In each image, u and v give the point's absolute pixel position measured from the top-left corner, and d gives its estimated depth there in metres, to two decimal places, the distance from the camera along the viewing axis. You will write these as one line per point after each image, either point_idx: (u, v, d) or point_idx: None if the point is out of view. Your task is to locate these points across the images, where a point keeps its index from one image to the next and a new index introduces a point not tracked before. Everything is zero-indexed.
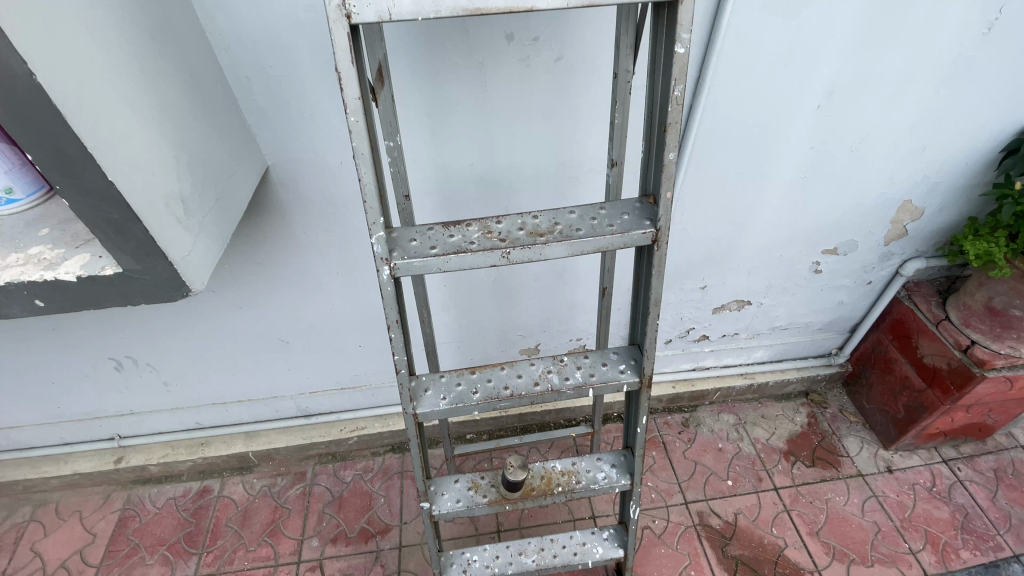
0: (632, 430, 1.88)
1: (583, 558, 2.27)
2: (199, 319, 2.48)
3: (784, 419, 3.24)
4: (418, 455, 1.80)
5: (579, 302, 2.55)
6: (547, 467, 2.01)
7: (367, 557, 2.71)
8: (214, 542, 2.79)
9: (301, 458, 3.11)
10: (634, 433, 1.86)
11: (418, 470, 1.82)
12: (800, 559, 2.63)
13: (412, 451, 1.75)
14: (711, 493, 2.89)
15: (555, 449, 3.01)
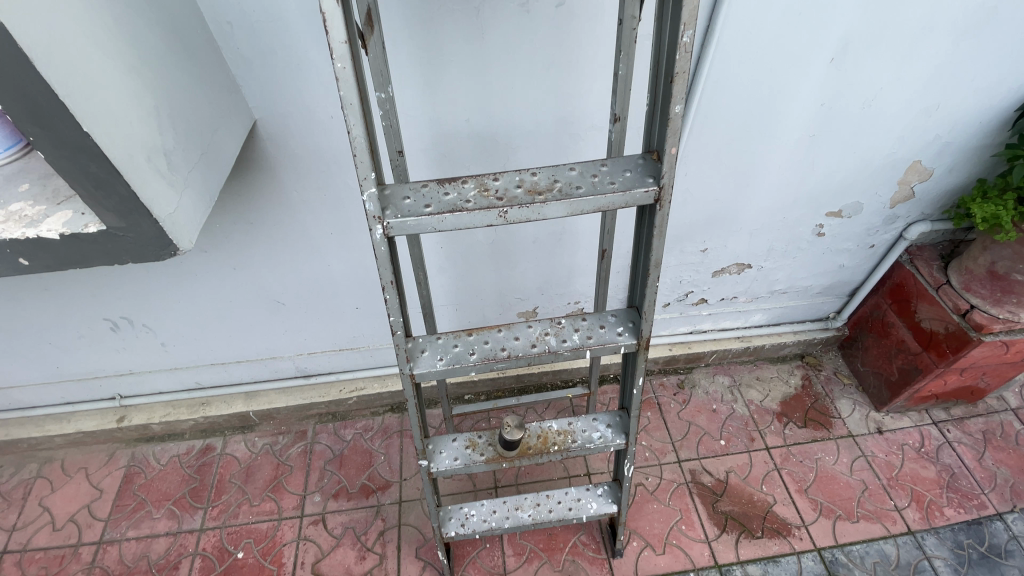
0: (629, 393, 1.88)
1: (578, 513, 2.33)
2: (192, 280, 2.45)
3: (778, 382, 3.28)
4: (417, 416, 1.82)
5: (578, 266, 2.52)
6: (543, 426, 2.04)
7: (368, 511, 2.79)
8: (218, 497, 2.86)
9: (301, 418, 3.16)
10: (630, 395, 1.87)
11: (418, 431, 1.83)
12: (788, 514, 2.71)
13: (410, 413, 1.75)
14: (704, 452, 2.95)
15: (552, 409, 3.05)
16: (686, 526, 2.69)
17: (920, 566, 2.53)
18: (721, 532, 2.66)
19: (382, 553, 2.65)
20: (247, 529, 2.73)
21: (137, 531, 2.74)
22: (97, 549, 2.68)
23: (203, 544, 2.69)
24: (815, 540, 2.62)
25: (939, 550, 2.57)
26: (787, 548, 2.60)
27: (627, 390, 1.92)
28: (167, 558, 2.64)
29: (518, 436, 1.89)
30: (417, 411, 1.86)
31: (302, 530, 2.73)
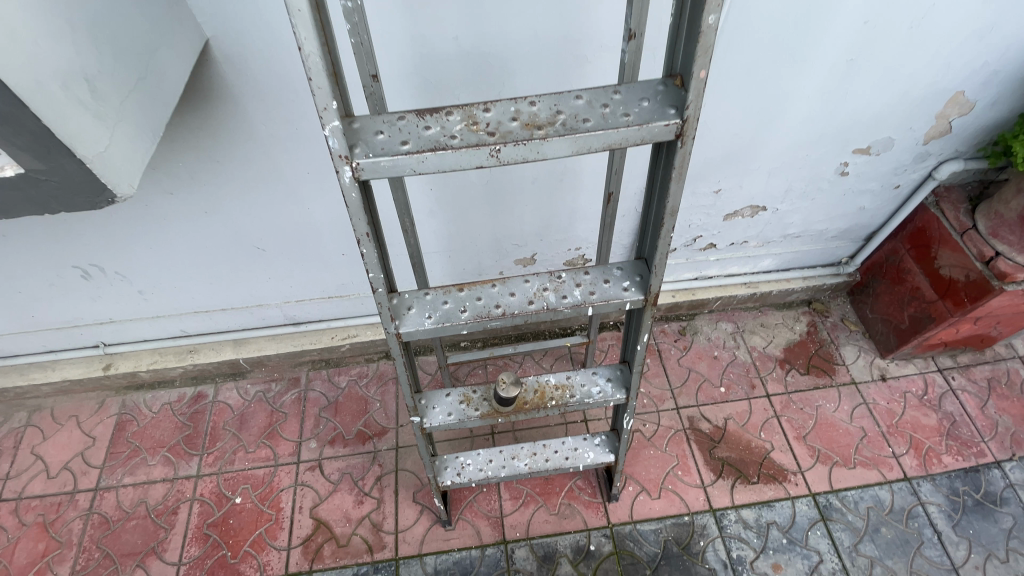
0: (632, 350, 1.76)
1: (575, 463, 2.29)
2: (160, 225, 2.26)
3: (783, 328, 3.18)
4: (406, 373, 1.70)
5: (579, 209, 2.32)
6: (540, 380, 1.91)
7: (364, 458, 2.78)
8: (213, 444, 2.84)
9: (293, 365, 3.09)
10: (634, 351, 1.75)
11: (408, 388, 1.73)
12: (785, 461, 2.71)
13: (398, 372, 1.63)
14: (703, 399, 2.90)
15: (549, 357, 2.97)
16: (683, 471, 2.69)
17: (913, 511, 2.55)
18: (716, 478, 2.66)
19: (379, 498, 2.66)
20: (243, 475, 2.74)
21: (133, 477, 2.75)
22: (94, 496, 2.70)
23: (201, 490, 2.70)
24: (810, 486, 2.63)
25: (934, 497, 2.59)
26: (782, 493, 2.61)
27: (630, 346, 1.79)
28: (165, 504, 2.66)
29: (515, 393, 1.78)
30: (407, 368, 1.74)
31: (299, 476, 2.73)
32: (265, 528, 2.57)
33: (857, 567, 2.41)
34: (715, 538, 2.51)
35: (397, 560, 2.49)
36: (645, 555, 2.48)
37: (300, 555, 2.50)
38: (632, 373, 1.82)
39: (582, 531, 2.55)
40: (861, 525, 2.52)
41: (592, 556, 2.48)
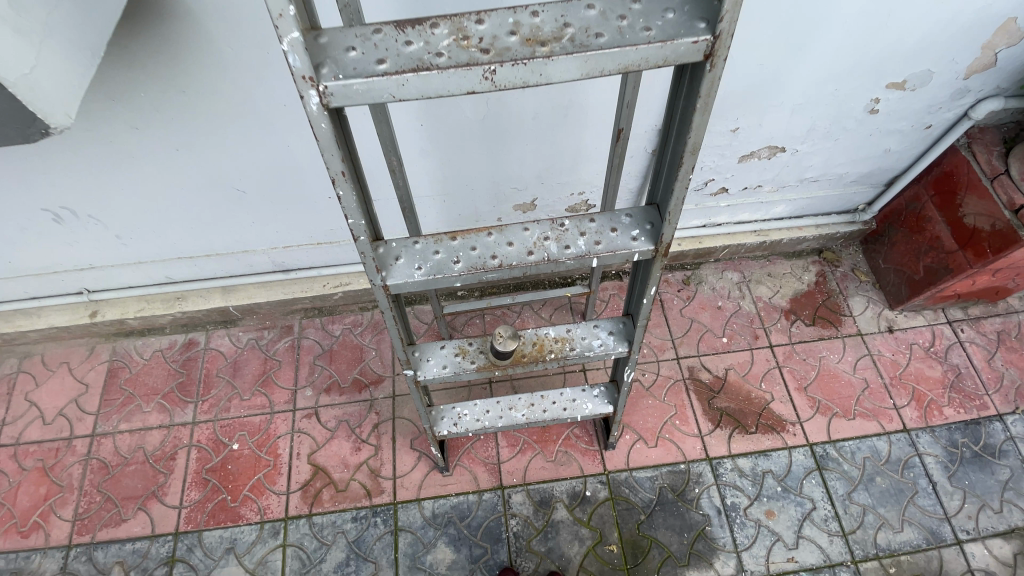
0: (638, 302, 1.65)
1: (573, 414, 2.21)
2: (130, 164, 2.09)
3: (791, 278, 3.07)
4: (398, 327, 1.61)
5: (584, 149, 2.14)
6: (539, 333, 1.80)
7: (361, 405, 2.75)
8: (207, 392, 2.81)
9: (285, 312, 3.00)
10: (639, 305, 1.64)
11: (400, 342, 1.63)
12: (784, 411, 2.68)
13: (388, 325, 1.54)
14: (705, 349, 2.84)
15: (548, 307, 2.88)
16: (680, 421, 2.65)
17: (910, 462, 2.57)
18: (715, 427, 2.63)
19: (377, 445, 2.65)
20: (240, 422, 2.72)
21: (129, 424, 2.74)
22: (91, 442, 2.70)
23: (198, 436, 2.69)
24: (808, 436, 2.62)
25: (932, 448, 2.60)
26: (780, 443, 2.60)
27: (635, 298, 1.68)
28: (163, 449, 2.66)
29: (513, 347, 1.69)
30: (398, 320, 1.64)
31: (296, 424, 2.71)
32: (263, 474, 2.59)
33: (850, 515, 2.44)
34: (710, 486, 2.51)
35: (396, 504, 2.52)
36: (640, 501, 2.49)
37: (299, 499, 2.52)
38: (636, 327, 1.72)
39: (578, 477, 2.55)
40: (856, 474, 2.54)
41: (588, 502, 2.50)
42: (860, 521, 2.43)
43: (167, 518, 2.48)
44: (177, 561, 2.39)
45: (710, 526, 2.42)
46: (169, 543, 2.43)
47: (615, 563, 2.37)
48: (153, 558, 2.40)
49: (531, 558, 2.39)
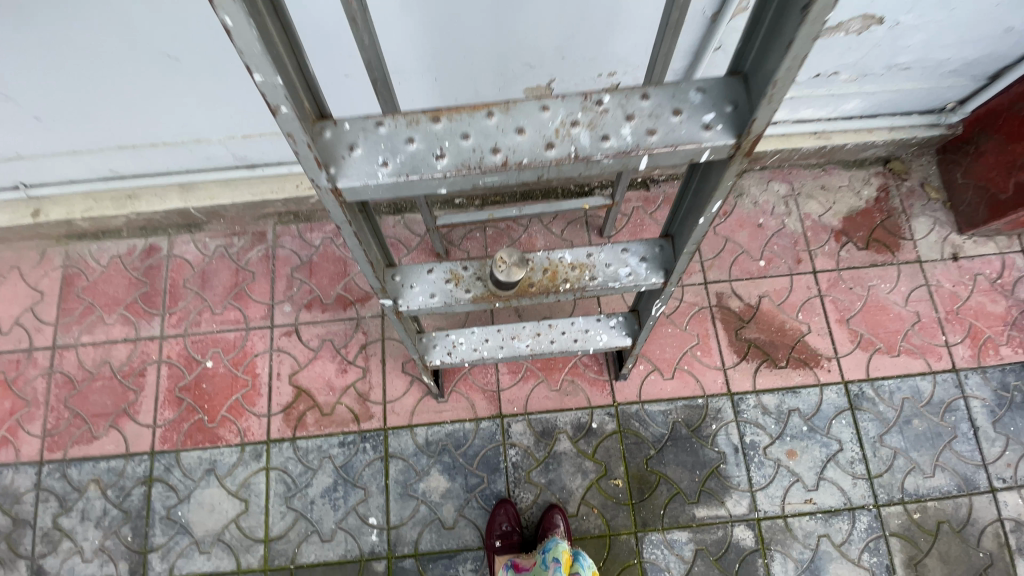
0: (687, 222, 1.25)
1: (584, 347, 1.89)
2: (18, 15, 1.58)
3: (847, 193, 2.62)
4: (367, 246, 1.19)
5: (623, 11, 1.60)
6: (551, 257, 1.41)
7: (346, 324, 2.45)
8: (175, 304, 2.52)
9: (257, 217, 2.61)
10: (688, 225, 1.24)
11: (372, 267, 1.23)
12: (821, 345, 2.38)
13: (351, 245, 1.13)
14: (738, 274, 2.47)
15: (560, 220, 2.47)
16: (702, 352, 2.36)
17: (952, 405, 2.32)
18: (741, 360, 2.35)
19: (365, 367, 2.38)
20: (212, 338, 2.45)
21: (92, 336, 2.49)
22: (53, 354, 2.46)
23: (168, 352, 2.44)
24: (844, 373, 2.35)
25: (980, 391, 2.33)
26: (811, 379, 2.33)
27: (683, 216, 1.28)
28: (131, 365, 2.43)
29: (520, 279, 1.31)
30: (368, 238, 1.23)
31: (274, 342, 2.43)
32: (241, 394, 2.36)
33: (878, 458, 2.25)
34: (729, 422, 2.27)
35: (385, 430, 2.30)
36: (650, 435, 2.27)
37: (281, 422, 2.32)
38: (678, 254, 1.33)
39: (583, 408, 2.30)
40: (892, 416, 2.30)
41: (594, 434, 2.27)
42: (888, 465, 2.24)
43: (141, 437, 2.31)
44: (155, 481, 2.25)
45: (725, 464, 2.23)
46: (146, 462, 2.27)
47: (619, 498, 2.21)
48: (130, 477, 2.25)
49: (530, 489, 2.22)
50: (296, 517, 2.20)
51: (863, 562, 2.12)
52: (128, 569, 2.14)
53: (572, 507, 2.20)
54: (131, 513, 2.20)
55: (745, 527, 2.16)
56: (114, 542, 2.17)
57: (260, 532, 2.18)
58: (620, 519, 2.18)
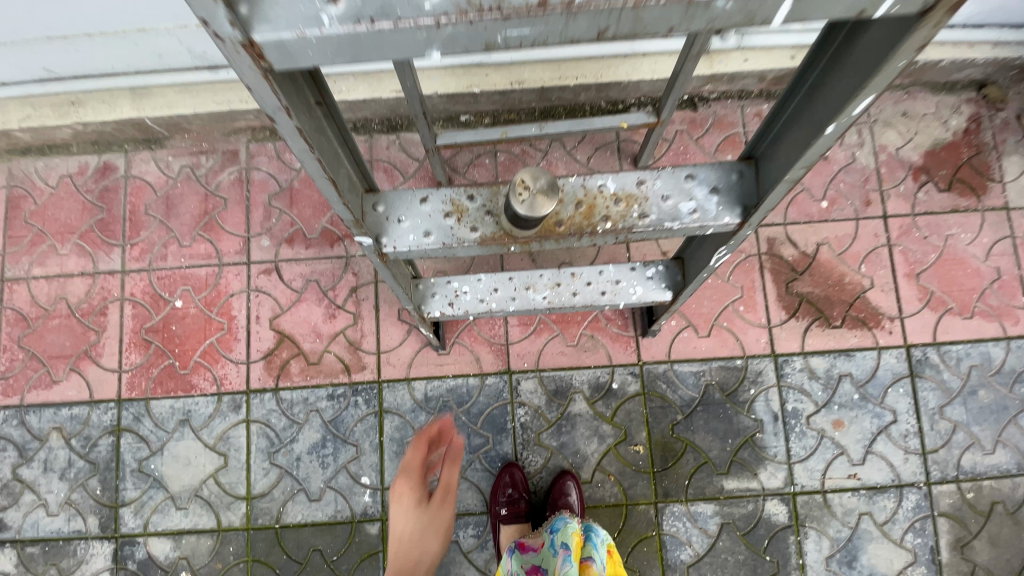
0: (796, 136, 0.88)
1: (613, 302, 1.57)
2: None
3: (932, 122, 2.16)
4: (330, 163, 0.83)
5: None
6: (587, 185, 1.03)
7: (334, 263, 2.10)
8: (136, 235, 2.18)
9: (226, 133, 2.20)
10: (797, 141, 0.88)
11: (339, 196, 0.87)
12: (883, 303, 2.05)
13: (300, 157, 0.77)
14: (794, 216, 2.08)
15: (586, 145, 2.07)
16: (745, 307, 2.03)
17: None
18: (789, 317, 2.03)
19: (355, 313, 2.06)
20: (181, 275, 2.13)
21: (45, 269, 2.18)
22: (3, 288, 2.17)
23: (131, 289, 2.14)
24: (907, 335, 2.03)
25: None
26: (868, 342, 2.02)
27: (788, 128, 0.91)
28: (90, 303, 2.14)
29: (548, 215, 0.94)
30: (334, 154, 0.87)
31: (251, 281, 2.10)
32: (216, 339, 2.08)
33: (935, 432, 1.97)
34: (769, 387, 1.99)
35: (380, 383, 2.02)
36: (678, 399, 2.00)
37: (262, 370, 2.04)
38: (770, 185, 0.97)
39: (604, 366, 2.01)
40: (955, 385, 2.00)
41: (614, 395, 2.00)
42: (946, 440, 1.97)
43: (106, 383, 2.07)
44: (123, 431, 2.04)
45: (762, 433, 1.97)
46: (113, 411, 2.05)
47: (639, 465, 1.97)
48: (96, 426, 2.04)
49: (540, 453, 1.98)
50: (280, 474, 1.99)
51: (906, 543, 1.91)
52: (99, 524, 1.99)
53: (586, 474, 1.97)
54: (99, 465, 2.02)
55: (778, 502, 1.94)
56: (81, 495, 2.01)
57: (241, 489, 1.99)
58: (639, 489, 1.96)
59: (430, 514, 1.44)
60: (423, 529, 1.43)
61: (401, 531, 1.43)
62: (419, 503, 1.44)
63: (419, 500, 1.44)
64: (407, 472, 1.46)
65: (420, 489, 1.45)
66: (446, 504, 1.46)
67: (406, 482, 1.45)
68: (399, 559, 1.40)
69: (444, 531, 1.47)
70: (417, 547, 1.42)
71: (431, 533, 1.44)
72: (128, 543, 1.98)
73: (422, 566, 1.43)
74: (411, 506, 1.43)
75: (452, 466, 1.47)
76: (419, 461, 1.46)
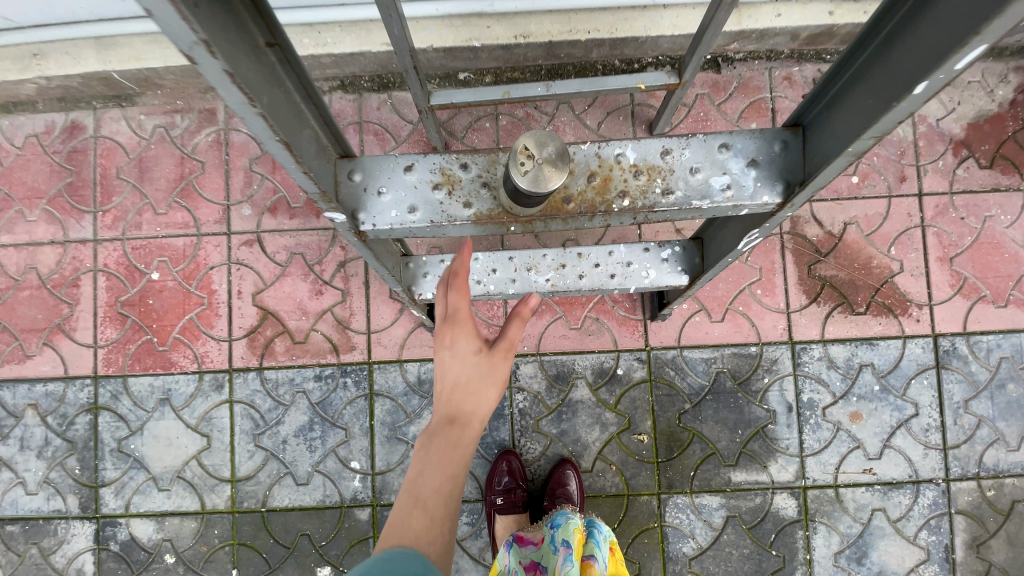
0: (865, 98, 0.71)
1: (623, 286, 1.42)
2: None
3: (977, 92, 1.95)
4: (281, 118, 0.67)
5: None
6: (601, 154, 0.87)
7: (320, 235, 1.95)
8: (108, 201, 2.02)
9: (202, 90, 2.01)
10: (869, 104, 0.70)
11: (296, 160, 0.71)
12: (912, 289, 1.90)
13: (240, 113, 0.62)
14: (821, 193, 1.91)
15: (597, 108, 1.88)
16: (763, 291, 1.89)
17: None
18: (809, 302, 1.88)
19: (344, 290, 1.92)
20: (157, 246, 1.98)
21: (13, 236, 2.03)
22: None
23: (104, 260, 1.99)
24: (935, 324, 1.89)
25: None
26: (893, 330, 1.88)
27: (853, 87, 0.74)
28: (61, 274, 2.00)
29: (556, 189, 0.78)
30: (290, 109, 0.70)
31: (232, 253, 1.96)
32: (196, 314, 1.95)
33: (958, 426, 1.86)
34: (785, 376, 1.87)
35: (370, 363, 1.90)
36: (686, 387, 1.88)
37: (245, 348, 1.92)
38: (825, 158, 0.81)
39: (608, 351, 1.89)
40: (983, 378, 1.87)
41: (618, 382, 1.88)
42: (969, 435, 1.86)
43: (81, 358, 1.96)
44: (101, 409, 1.93)
45: (774, 425, 1.86)
46: (89, 388, 1.94)
47: (643, 455, 1.87)
48: (72, 403, 1.94)
49: (539, 440, 1.88)
50: (266, 457, 1.90)
51: (919, 540, 1.83)
52: (78, 505, 1.91)
53: (586, 463, 1.87)
54: (77, 444, 1.93)
55: (787, 496, 1.84)
56: (60, 475, 1.93)
57: (226, 471, 1.90)
58: (641, 479, 1.87)
59: (492, 361, 0.97)
60: (477, 377, 0.96)
61: (448, 376, 0.96)
62: (480, 350, 0.97)
63: (472, 346, 0.97)
64: (455, 319, 0.98)
65: (475, 333, 0.98)
66: (508, 354, 0.98)
67: (456, 330, 0.97)
68: (448, 409, 0.95)
69: (504, 379, 0.98)
70: (469, 397, 0.95)
71: (488, 380, 0.96)
72: (109, 524, 1.90)
73: (478, 418, 0.96)
74: (467, 351, 0.96)
75: (515, 320, 0.97)
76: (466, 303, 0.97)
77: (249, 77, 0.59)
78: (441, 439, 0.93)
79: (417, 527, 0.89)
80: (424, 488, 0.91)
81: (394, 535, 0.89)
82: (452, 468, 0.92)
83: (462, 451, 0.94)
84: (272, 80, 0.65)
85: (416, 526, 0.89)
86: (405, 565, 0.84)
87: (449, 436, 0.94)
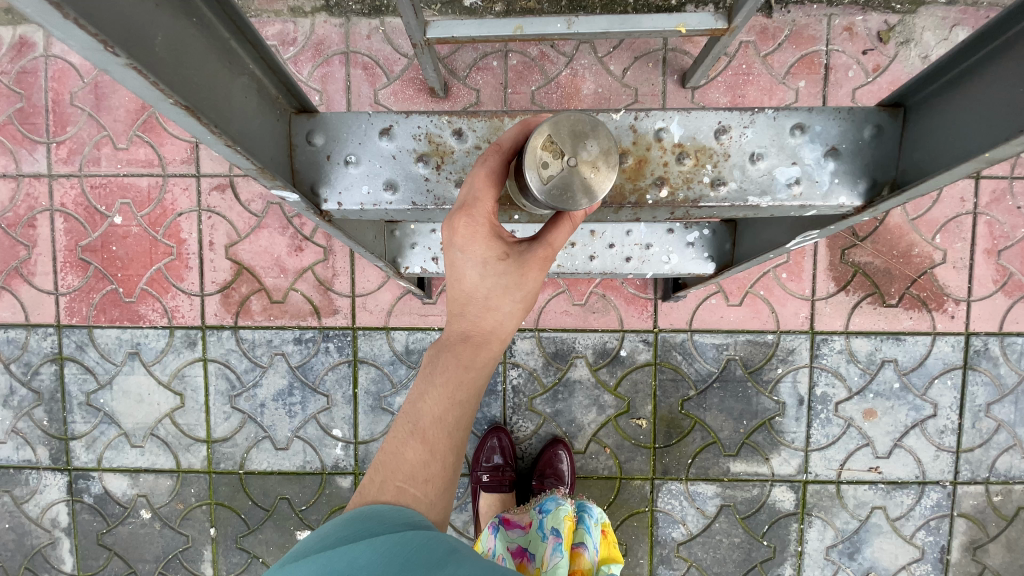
0: (1013, 89, 0.52)
1: (639, 270, 1.25)
2: None
3: None
4: (173, 70, 0.49)
5: None
6: (638, 127, 0.68)
7: None
8: (61, 131, 1.77)
9: None
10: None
11: (207, 127, 0.53)
12: (951, 282, 1.72)
13: (104, 66, 0.44)
14: None
15: (625, 52, 1.61)
16: (788, 275, 1.72)
17: None
18: (837, 291, 1.72)
19: (326, 248, 1.75)
20: (120, 186, 1.77)
21: None
22: None
23: (60, 199, 1.79)
24: (970, 322, 1.73)
25: None
26: (924, 325, 1.73)
27: (995, 68, 0.54)
28: (15, 212, 1.80)
29: (596, 197, 0.63)
30: (192, 54, 0.52)
31: (202, 198, 1.75)
32: (165, 265, 1.78)
33: (975, 430, 1.75)
34: (800, 367, 1.74)
35: (354, 329, 1.76)
36: (693, 373, 1.75)
37: (219, 305, 1.77)
38: (939, 160, 0.61)
39: (613, 331, 1.74)
40: (1011, 382, 1.74)
41: (620, 363, 1.75)
42: (985, 439, 1.75)
43: (42, 306, 1.80)
44: (67, 360, 1.81)
45: (782, 417, 1.75)
46: (52, 337, 1.80)
47: (640, 439, 1.77)
48: (36, 352, 1.81)
49: (532, 419, 1.77)
50: (242, 419, 1.79)
51: (915, 540, 1.78)
52: (49, 456, 1.84)
53: (579, 444, 1.78)
54: (43, 395, 1.82)
55: (786, 489, 1.77)
56: (27, 425, 1.83)
57: (201, 431, 1.81)
58: (636, 463, 1.78)
59: (520, 273, 0.73)
60: (499, 290, 0.73)
61: (463, 282, 0.74)
62: (505, 257, 0.72)
63: (494, 250, 0.72)
64: (475, 214, 0.68)
65: (501, 234, 0.72)
66: (543, 265, 0.73)
67: (475, 227, 0.69)
68: (461, 323, 0.77)
69: (534, 291, 0.75)
70: (488, 310, 0.75)
71: (515, 293, 0.74)
72: (82, 477, 1.83)
73: (499, 335, 0.78)
74: (488, 257, 0.72)
75: (560, 222, 0.71)
76: (489, 194, 0.67)
77: (102, 9, 0.41)
78: (450, 358, 0.77)
79: (414, 461, 0.78)
80: (424, 415, 0.78)
81: (389, 469, 0.79)
82: (460, 394, 0.78)
83: (474, 375, 0.78)
84: (157, 12, 0.47)
85: (412, 460, 0.78)
86: (391, 514, 0.76)
87: (459, 356, 0.77)
